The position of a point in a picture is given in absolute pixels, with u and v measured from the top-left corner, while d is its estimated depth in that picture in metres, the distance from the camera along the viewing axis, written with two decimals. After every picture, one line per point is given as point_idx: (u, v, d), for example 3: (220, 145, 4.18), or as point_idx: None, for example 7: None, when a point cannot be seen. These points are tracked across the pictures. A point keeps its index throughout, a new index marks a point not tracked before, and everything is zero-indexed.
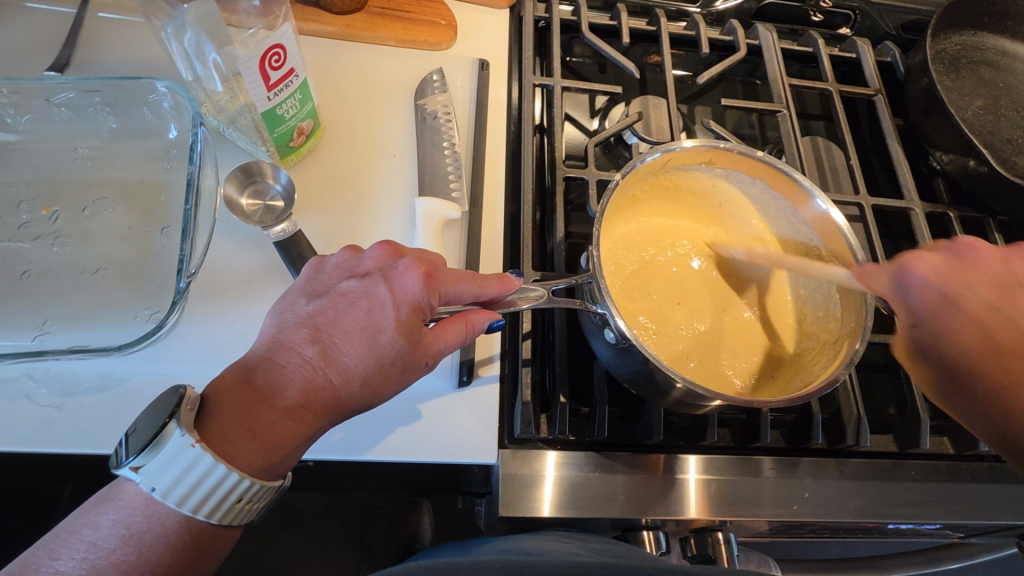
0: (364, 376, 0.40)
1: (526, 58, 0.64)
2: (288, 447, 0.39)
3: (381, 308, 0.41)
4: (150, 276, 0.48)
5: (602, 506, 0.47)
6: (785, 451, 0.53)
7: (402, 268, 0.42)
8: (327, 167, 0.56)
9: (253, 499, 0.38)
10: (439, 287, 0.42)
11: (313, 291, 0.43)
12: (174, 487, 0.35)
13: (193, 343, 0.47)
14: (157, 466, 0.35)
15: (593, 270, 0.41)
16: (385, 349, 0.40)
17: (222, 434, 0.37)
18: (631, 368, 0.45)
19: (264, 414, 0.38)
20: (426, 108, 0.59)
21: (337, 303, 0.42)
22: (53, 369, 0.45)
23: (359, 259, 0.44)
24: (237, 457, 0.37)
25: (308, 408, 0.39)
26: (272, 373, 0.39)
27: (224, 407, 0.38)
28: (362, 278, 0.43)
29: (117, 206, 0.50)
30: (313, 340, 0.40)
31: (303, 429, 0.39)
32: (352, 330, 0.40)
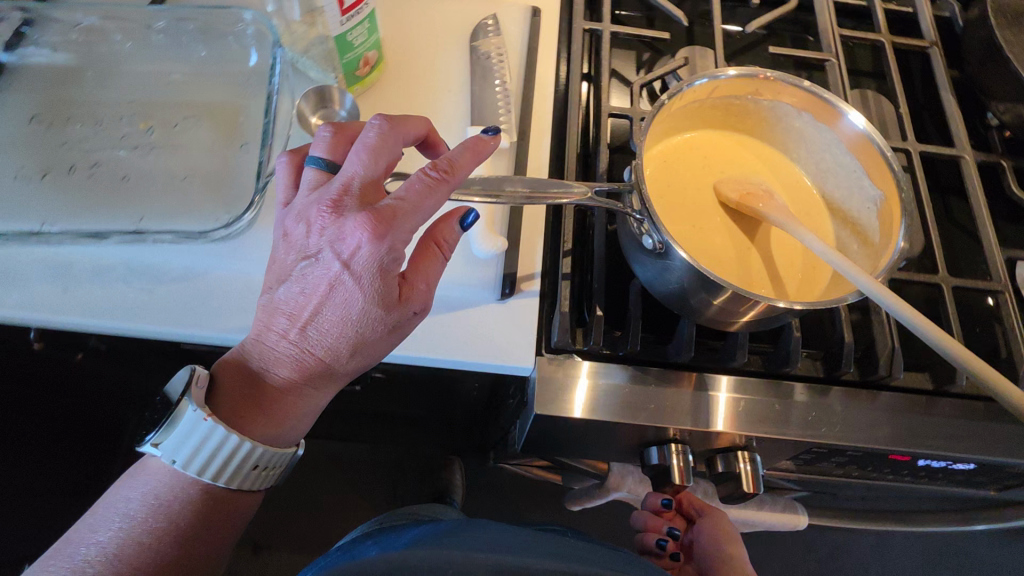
0: (345, 356, 0.44)
1: (576, 5, 0.67)
2: (293, 415, 0.46)
3: (349, 297, 0.43)
4: (229, 184, 0.54)
5: (630, 412, 0.50)
6: (814, 380, 0.54)
7: (352, 229, 0.41)
8: (386, 98, 0.61)
9: (266, 466, 0.47)
10: (387, 206, 0.41)
11: (282, 275, 0.44)
12: (192, 459, 0.45)
13: (263, 245, 0.52)
14: (176, 440, 0.44)
15: (636, 178, 0.44)
16: (368, 330, 0.43)
17: (232, 419, 0.45)
18: (669, 279, 0.48)
19: (270, 394, 0.45)
20: (480, 49, 0.63)
21: (307, 278, 0.43)
22: (143, 260, 0.51)
23: (307, 238, 0.44)
24: (253, 430, 0.46)
25: (303, 389, 0.46)
26: (264, 355, 0.45)
27: (232, 391, 0.46)
28: (315, 257, 0.43)
29: (201, 124, 0.56)
30: (286, 326, 0.44)
31: (300, 406, 0.46)
32: (324, 317, 0.43)
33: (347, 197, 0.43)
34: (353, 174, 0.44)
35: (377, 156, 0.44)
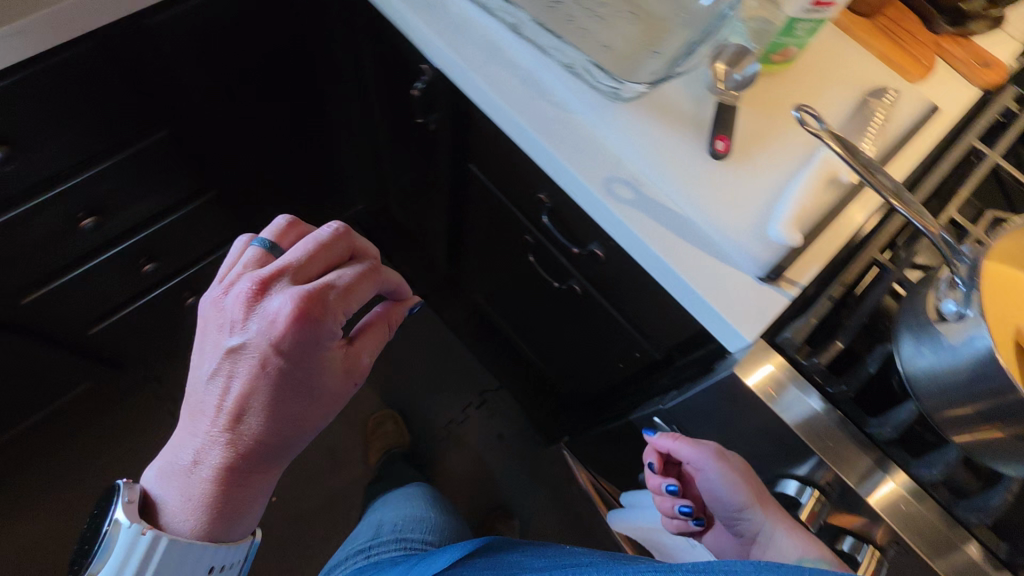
0: (272, 443, 0.62)
1: (977, 125, 0.71)
2: (242, 507, 0.64)
3: (257, 425, 0.60)
4: (627, 66, 0.67)
5: (813, 437, 0.55)
6: (988, 548, 0.52)
7: (273, 308, 0.57)
8: (776, 90, 0.69)
9: (224, 558, 0.65)
10: (275, 309, 0.57)
11: (212, 403, 0.60)
12: (126, 564, 0.59)
13: (619, 117, 0.64)
14: (113, 558, 0.59)
15: (975, 255, 0.48)
16: (268, 432, 0.60)
17: (186, 510, 0.62)
18: (938, 357, 0.50)
19: (216, 489, 0.61)
20: (871, 102, 0.67)
21: (236, 390, 0.59)
22: (541, 73, 0.67)
23: (232, 327, 0.58)
24: (197, 526, 0.62)
25: (230, 490, 0.62)
26: (200, 453, 0.61)
27: (176, 493, 0.62)
28: (246, 346, 0.58)
29: (635, 22, 0.71)
30: (230, 413, 0.59)
31: (229, 490, 0.62)
32: (254, 400, 0.59)
33: (271, 311, 0.57)
34: (285, 265, 0.58)
35: (319, 251, 0.60)
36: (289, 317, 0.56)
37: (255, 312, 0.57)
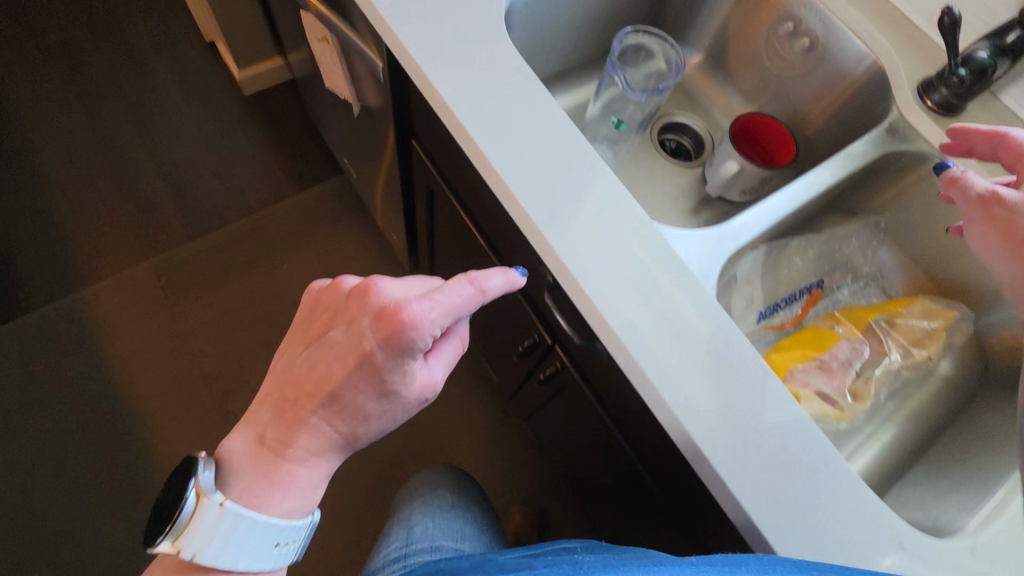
0: (379, 424, 0.53)
1: None
2: (306, 470, 0.53)
3: (362, 410, 0.52)
4: None
5: None
6: None
7: (391, 285, 0.51)
8: None
9: (286, 538, 0.53)
10: (430, 322, 0.46)
11: (309, 343, 0.55)
12: (201, 542, 0.49)
13: None
14: (197, 535, 0.49)
15: None
16: (388, 405, 0.52)
17: (243, 496, 0.52)
18: None
19: (280, 462, 0.52)
20: None
21: (319, 375, 0.52)
22: None
23: (352, 306, 0.52)
24: (270, 503, 0.52)
25: (292, 454, 0.52)
26: (282, 434, 0.52)
27: (245, 469, 0.53)
28: (345, 327, 0.51)
29: None
30: (324, 411, 0.52)
31: (317, 469, 0.54)
32: (336, 358, 0.51)
33: (354, 327, 0.50)
34: (417, 305, 0.46)
35: (431, 302, 0.46)
36: (380, 342, 0.48)
37: (359, 295, 0.52)
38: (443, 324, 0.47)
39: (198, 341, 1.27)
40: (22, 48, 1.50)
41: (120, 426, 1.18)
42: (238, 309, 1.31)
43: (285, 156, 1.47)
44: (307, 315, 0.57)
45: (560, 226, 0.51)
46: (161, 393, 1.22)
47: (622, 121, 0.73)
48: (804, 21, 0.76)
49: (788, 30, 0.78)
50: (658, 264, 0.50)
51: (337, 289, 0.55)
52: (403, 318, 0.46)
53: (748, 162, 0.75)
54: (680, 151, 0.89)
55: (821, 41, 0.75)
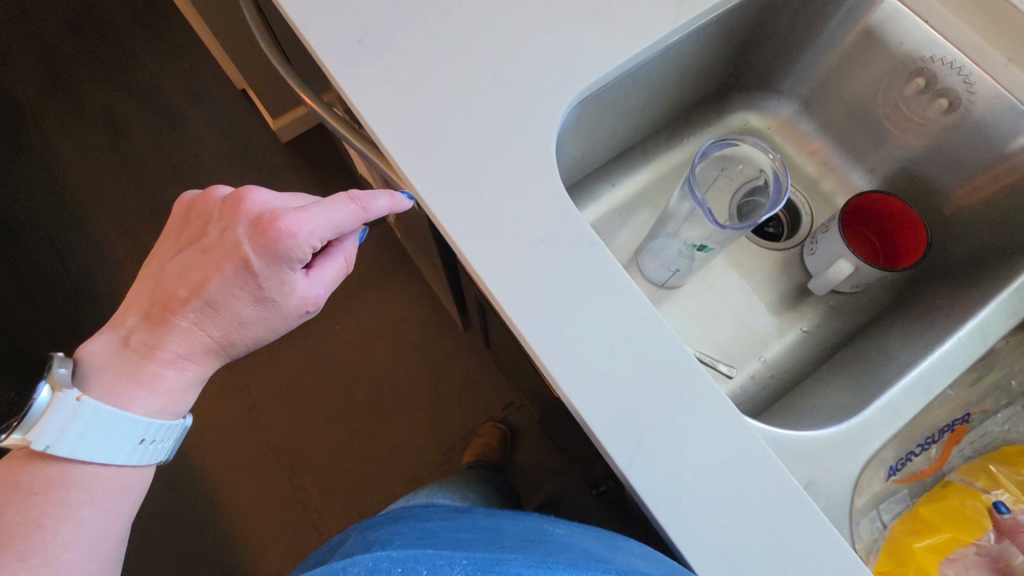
0: (256, 331, 0.54)
1: None
2: (171, 399, 0.54)
3: (238, 316, 0.52)
4: None
5: None
6: None
7: (262, 194, 0.52)
8: None
9: (157, 437, 0.53)
10: (308, 232, 0.49)
11: (188, 241, 0.53)
12: (61, 435, 0.47)
13: None
14: (62, 427, 0.47)
15: None
16: (264, 313, 0.53)
17: (105, 394, 0.50)
18: None
19: (144, 366, 0.52)
20: None
21: (190, 281, 0.51)
22: None
23: (215, 214, 0.53)
24: (133, 407, 0.51)
25: (149, 382, 0.52)
26: (176, 286, 0.52)
27: (104, 367, 0.51)
28: (222, 231, 0.51)
29: None
30: (195, 315, 0.52)
31: (186, 374, 0.54)
32: (221, 252, 0.50)
33: (228, 234, 0.51)
34: (296, 217, 0.48)
35: (309, 215, 0.49)
36: (255, 249, 0.49)
37: (229, 205, 0.52)
38: (321, 238, 0.49)
39: (265, 413, 1.26)
40: (66, 113, 1.49)
41: (196, 505, 1.19)
42: (300, 378, 1.29)
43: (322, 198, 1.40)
44: (178, 224, 0.55)
45: (651, 473, 0.41)
46: (232, 471, 1.22)
47: (706, 245, 0.61)
48: (940, 79, 0.60)
49: (916, 87, 0.62)
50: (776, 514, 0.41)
51: (206, 199, 0.54)
52: (280, 227, 0.48)
53: (866, 263, 0.61)
54: (772, 220, 0.75)
55: (964, 102, 0.59)
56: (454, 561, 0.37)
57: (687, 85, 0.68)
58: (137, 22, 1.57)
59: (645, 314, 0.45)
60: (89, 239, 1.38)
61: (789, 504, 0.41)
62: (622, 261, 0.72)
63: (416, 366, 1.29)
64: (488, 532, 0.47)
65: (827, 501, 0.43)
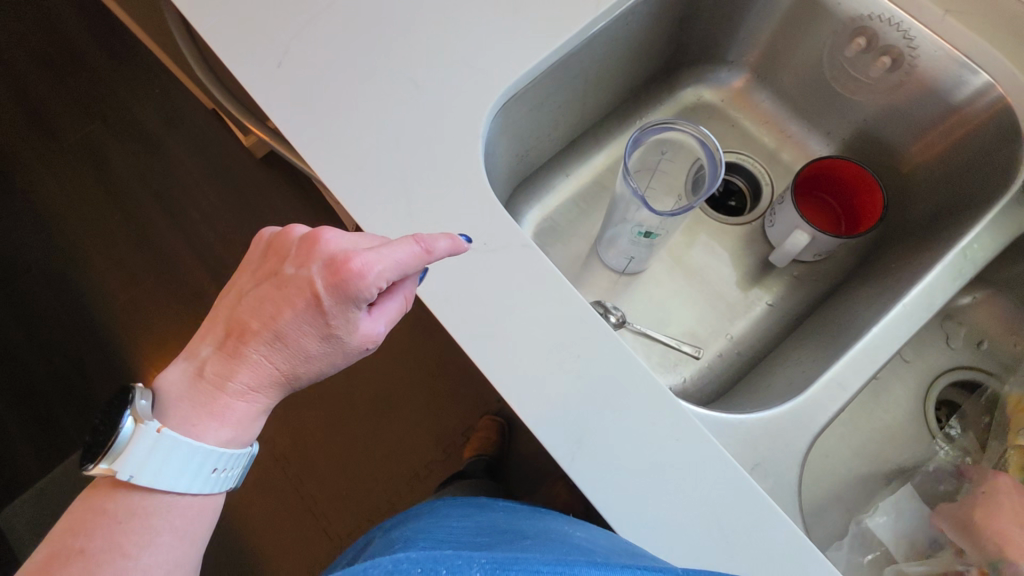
0: (320, 368, 0.45)
1: None
2: (247, 420, 0.45)
3: (304, 353, 0.43)
4: None
5: None
6: None
7: (338, 235, 0.44)
8: None
9: (227, 466, 0.44)
10: (377, 274, 0.40)
11: (263, 275, 0.45)
12: (131, 462, 0.40)
13: None
14: (137, 454, 0.40)
15: None
16: (329, 353, 0.44)
17: (181, 425, 0.42)
18: None
19: (217, 396, 0.43)
20: None
21: (263, 315, 0.43)
22: None
23: (291, 250, 0.45)
24: (205, 434, 0.43)
25: (233, 403, 0.43)
26: (248, 318, 0.43)
27: (179, 400, 0.43)
28: (294, 270, 0.43)
29: None
30: (266, 347, 0.43)
31: (257, 405, 0.45)
32: (286, 293, 0.42)
33: (304, 270, 0.42)
34: (365, 257, 0.40)
35: (379, 254, 0.40)
36: (326, 289, 0.41)
37: (307, 243, 0.44)
38: (390, 280, 0.41)
39: (266, 427, 1.23)
40: (36, 142, 1.46)
41: None
42: (297, 389, 1.24)
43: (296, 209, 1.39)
44: (257, 258, 0.47)
45: (597, 471, 0.42)
46: (235, 489, 1.19)
47: (651, 231, 0.59)
48: (882, 36, 0.59)
49: (859, 47, 0.61)
50: (723, 500, 0.42)
51: (286, 233, 0.46)
52: (351, 268, 0.40)
53: (822, 233, 0.60)
54: (733, 194, 0.74)
55: (907, 58, 0.59)
56: (472, 561, 0.34)
57: (630, 68, 0.67)
58: (95, 41, 1.52)
59: (583, 314, 0.45)
60: (75, 269, 1.36)
61: (734, 487, 0.42)
62: (583, 252, 0.71)
63: (413, 365, 1.25)
64: (514, 534, 0.45)
65: (774, 483, 0.43)
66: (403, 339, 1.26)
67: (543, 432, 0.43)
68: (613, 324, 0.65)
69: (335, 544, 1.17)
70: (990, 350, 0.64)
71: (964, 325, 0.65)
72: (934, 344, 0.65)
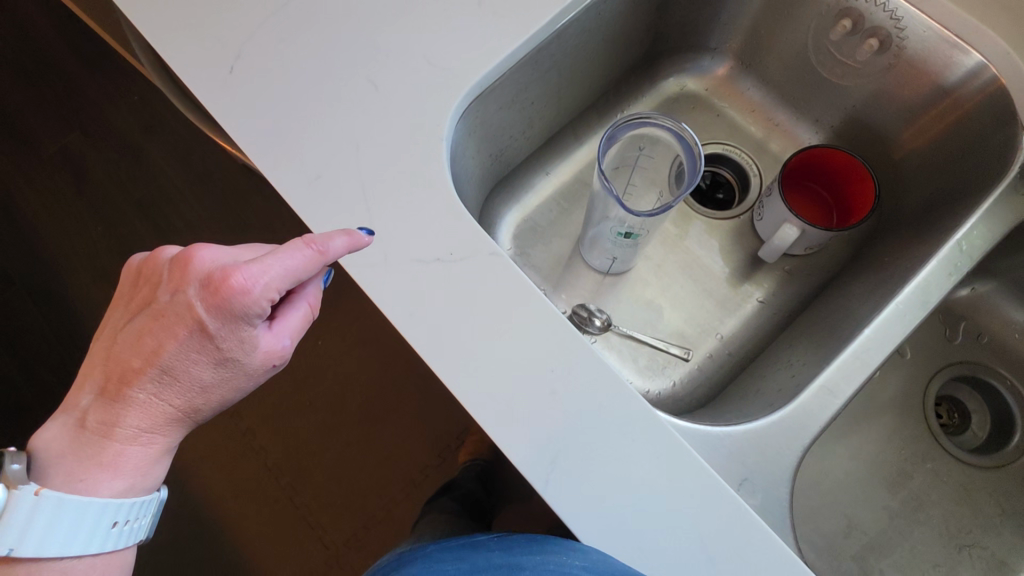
0: (222, 395, 0.44)
1: None
2: (149, 461, 0.44)
3: (198, 382, 0.42)
4: None
5: None
6: None
7: (213, 249, 0.42)
8: None
9: (129, 517, 0.43)
10: (264, 287, 0.39)
11: (136, 306, 0.43)
12: (10, 532, 0.38)
13: None
14: (14, 523, 0.38)
15: None
16: (228, 378, 0.43)
17: (66, 483, 0.41)
18: None
19: (105, 446, 0.42)
20: None
21: (142, 350, 0.41)
22: None
23: (161, 273, 0.42)
24: (99, 485, 0.42)
25: (125, 448, 0.42)
26: (121, 357, 0.42)
27: (64, 455, 0.42)
28: (170, 295, 0.41)
29: None
30: (153, 385, 0.42)
31: (154, 447, 0.44)
32: (166, 323, 0.40)
33: (179, 296, 0.40)
34: (248, 270, 0.39)
35: (263, 266, 0.39)
36: (208, 310, 0.39)
37: (176, 266, 0.41)
38: (280, 289, 0.40)
39: (258, 435, 1.21)
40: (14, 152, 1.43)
41: (198, 538, 1.17)
42: (288, 398, 1.22)
43: (281, 213, 1.35)
44: (127, 289, 0.44)
45: (575, 489, 0.40)
46: (229, 500, 1.18)
47: (631, 230, 0.57)
48: (867, 18, 0.57)
49: (844, 31, 0.59)
50: (710, 517, 0.39)
51: (154, 258, 0.44)
52: (230, 285, 0.39)
53: (812, 226, 0.58)
54: (721, 186, 0.71)
55: (895, 40, 0.56)
56: None
57: (607, 59, 0.64)
58: (74, 49, 1.49)
59: (556, 325, 0.43)
60: (58, 281, 1.34)
61: (720, 506, 0.39)
62: (565, 252, 0.69)
63: (407, 372, 1.23)
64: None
65: (763, 499, 0.41)
66: (396, 345, 1.25)
67: (517, 454, 0.40)
68: (597, 328, 0.63)
69: (330, 554, 1.15)
70: (990, 344, 0.62)
71: (962, 319, 0.62)
72: (933, 339, 0.63)
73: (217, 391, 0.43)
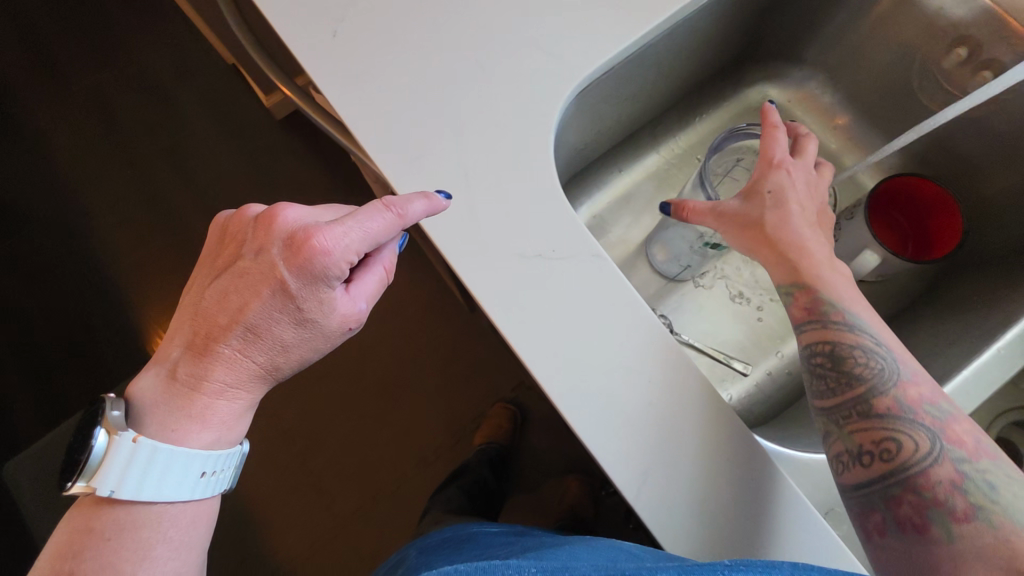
0: (301, 355, 0.44)
1: None
2: (231, 419, 0.43)
3: (280, 341, 0.42)
4: None
5: None
6: None
7: (294, 210, 0.42)
8: None
9: (216, 470, 0.42)
10: (344, 248, 0.40)
11: (222, 263, 0.43)
12: (114, 477, 0.38)
13: None
14: (117, 466, 0.38)
15: None
16: (307, 339, 0.42)
17: (159, 431, 0.40)
18: None
19: (195, 398, 0.41)
20: None
21: (229, 308, 0.41)
22: None
23: (247, 232, 0.42)
24: (187, 437, 0.41)
25: (210, 403, 0.42)
26: (211, 312, 0.42)
27: (156, 406, 0.41)
28: (257, 254, 0.41)
29: None
30: (238, 341, 0.41)
31: (238, 402, 0.43)
32: (252, 280, 0.41)
33: (265, 255, 0.41)
34: (331, 232, 0.39)
35: (344, 227, 0.39)
36: (292, 269, 0.40)
37: (260, 224, 0.42)
38: (359, 252, 0.40)
39: (275, 398, 1.20)
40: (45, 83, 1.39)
41: None
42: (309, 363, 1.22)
43: (312, 173, 1.32)
44: (213, 250, 0.44)
45: (661, 503, 0.39)
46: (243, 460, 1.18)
47: (720, 244, 0.57)
48: (986, 48, 0.56)
49: (958, 59, 0.57)
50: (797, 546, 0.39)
51: (238, 216, 0.44)
52: (314, 245, 0.39)
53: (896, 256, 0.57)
54: None
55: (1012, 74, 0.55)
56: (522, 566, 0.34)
57: (700, 59, 0.63)
58: None
59: (655, 336, 0.42)
60: (83, 220, 1.31)
61: (807, 533, 0.39)
62: (630, 253, 0.67)
63: (431, 350, 1.23)
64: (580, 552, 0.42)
65: (848, 529, 0.41)
66: (421, 322, 1.23)
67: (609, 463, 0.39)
68: None
69: (337, 523, 1.16)
70: None
71: None
72: None
73: (297, 351, 0.43)
